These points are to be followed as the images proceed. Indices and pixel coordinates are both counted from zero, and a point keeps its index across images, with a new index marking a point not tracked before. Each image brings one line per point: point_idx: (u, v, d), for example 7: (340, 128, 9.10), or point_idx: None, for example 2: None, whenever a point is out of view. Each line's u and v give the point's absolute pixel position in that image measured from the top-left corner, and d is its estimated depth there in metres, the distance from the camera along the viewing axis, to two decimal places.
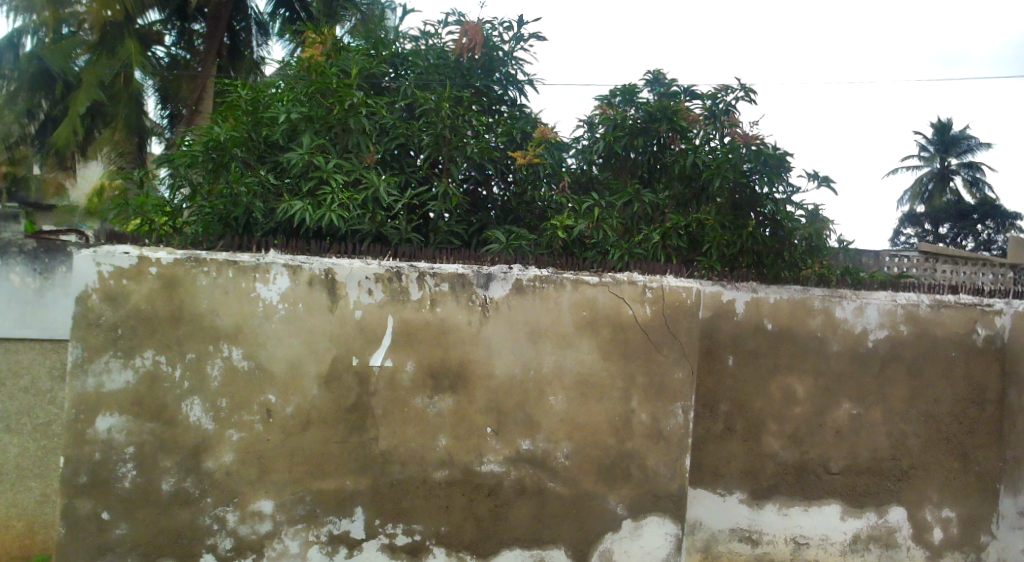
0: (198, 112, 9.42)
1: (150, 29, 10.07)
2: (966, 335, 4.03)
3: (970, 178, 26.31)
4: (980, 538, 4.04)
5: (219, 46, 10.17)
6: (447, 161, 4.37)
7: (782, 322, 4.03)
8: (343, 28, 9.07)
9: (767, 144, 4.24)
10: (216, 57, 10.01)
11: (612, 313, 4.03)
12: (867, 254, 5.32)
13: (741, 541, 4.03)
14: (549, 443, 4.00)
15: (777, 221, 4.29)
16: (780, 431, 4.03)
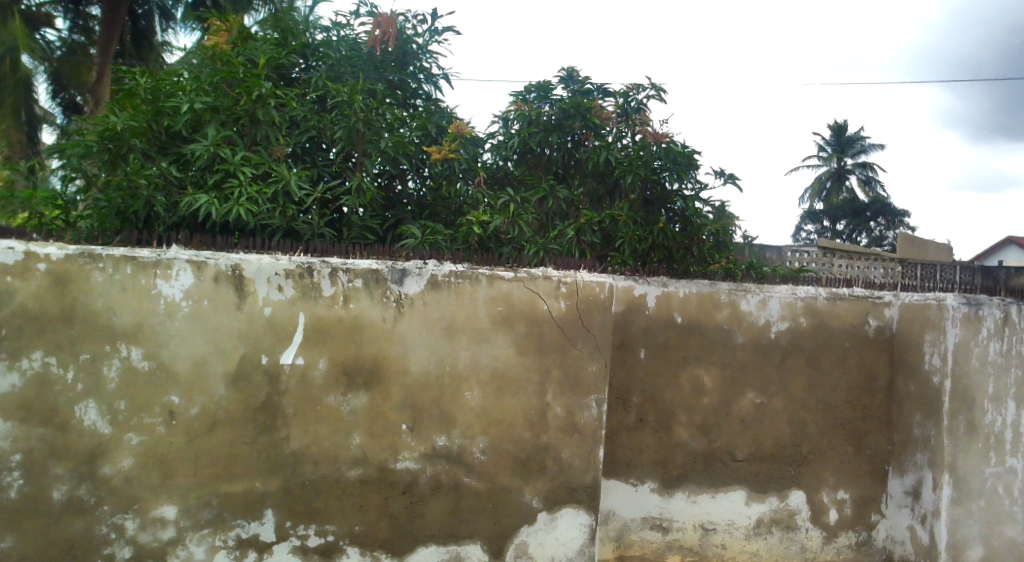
0: (94, 100, 8.99)
1: (39, 11, 9.69)
2: (858, 326, 4.22)
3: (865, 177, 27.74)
4: (871, 517, 4.23)
5: (118, 33, 9.74)
6: (361, 155, 4.30)
7: (691, 315, 4.15)
8: (248, 18, 8.86)
9: (677, 142, 4.35)
10: (114, 44, 9.60)
11: (527, 307, 4.06)
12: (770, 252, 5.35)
13: (652, 529, 4.12)
14: (465, 438, 3.99)
15: (686, 217, 4.37)
16: (689, 421, 4.15)
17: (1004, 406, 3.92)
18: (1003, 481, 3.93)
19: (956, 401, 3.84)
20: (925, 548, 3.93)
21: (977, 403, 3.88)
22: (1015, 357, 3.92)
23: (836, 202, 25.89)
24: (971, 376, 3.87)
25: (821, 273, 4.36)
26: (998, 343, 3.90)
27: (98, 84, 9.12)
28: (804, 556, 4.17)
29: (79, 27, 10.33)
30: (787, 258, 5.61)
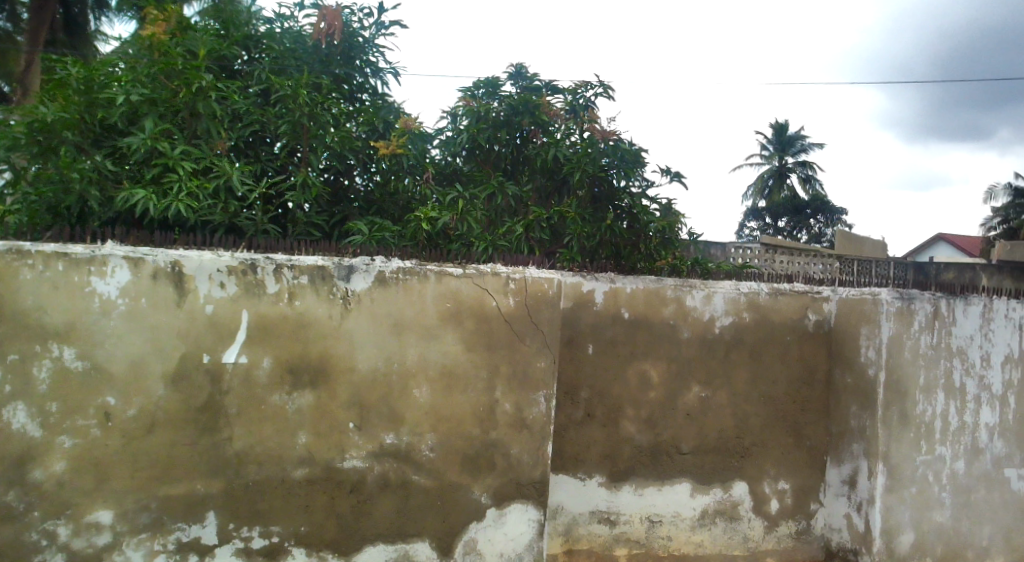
0: (24, 89, 8.66)
1: None
2: (798, 320, 4.33)
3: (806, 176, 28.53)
4: (810, 506, 4.35)
5: (48, 20, 9.43)
6: (306, 150, 4.23)
7: (638, 311, 4.19)
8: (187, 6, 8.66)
9: (624, 139, 4.41)
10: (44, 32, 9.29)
11: (475, 304, 4.05)
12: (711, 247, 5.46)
13: (600, 522, 4.16)
14: (414, 435, 3.96)
15: (634, 214, 4.49)
16: (636, 415, 4.20)
17: (934, 397, 4.06)
18: (934, 469, 4.08)
19: (890, 392, 3.97)
20: (860, 535, 4.07)
21: (909, 394, 4.02)
22: (944, 349, 4.07)
23: (778, 200, 26.58)
24: (904, 368, 4.00)
25: (764, 269, 4.47)
26: (928, 336, 4.05)
27: (27, 72, 8.80)
28: (746, 546, 4.27)
29: (6, 14, 9.83)
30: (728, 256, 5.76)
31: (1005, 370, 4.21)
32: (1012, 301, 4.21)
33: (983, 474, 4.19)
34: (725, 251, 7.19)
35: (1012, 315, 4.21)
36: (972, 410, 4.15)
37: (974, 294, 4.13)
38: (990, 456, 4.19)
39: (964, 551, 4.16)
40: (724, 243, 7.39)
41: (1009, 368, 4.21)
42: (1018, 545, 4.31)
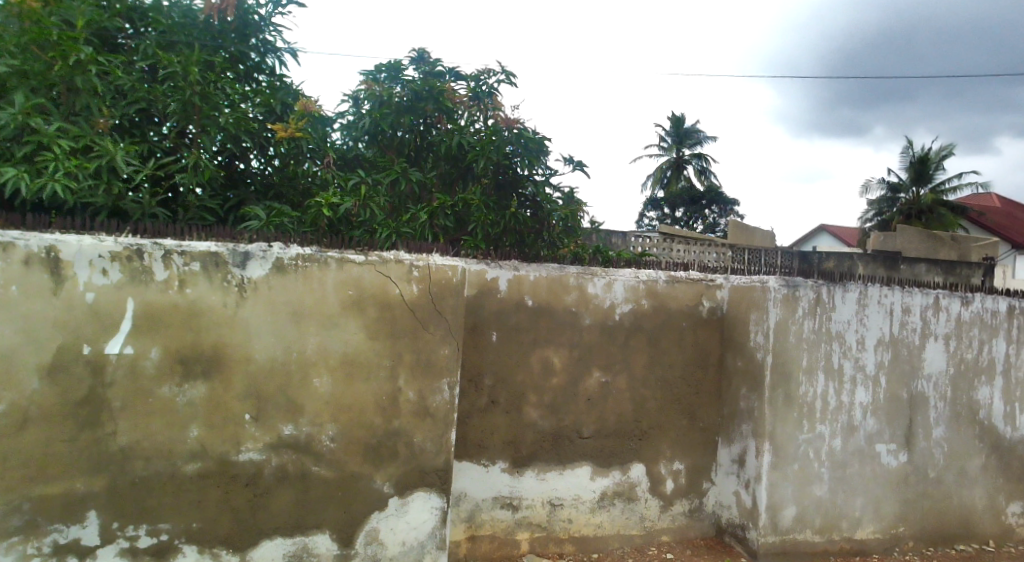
0: None
1: None
2: (694, 307, 4.50)
3: (700, 167, 29.70)
4: (702, 484, 4.55)
5: None
6: (198, 131, 4.05)
7: (541, 298, 4.24)
8: None
9: (527, 128, 4.47)
10: None
11: (378, 292, 3.98)
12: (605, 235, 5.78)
13: (502, 507, 4.20)
14: (313, 426, 3.87)
15: (538, 202, 4.57)
16: (539, 401, 4.26)
17: (815, 378, 4.32)
18: (814, 446, 4.34)
19: (776, 375, 4.19)
20: (748, 511, 4.29)
21: (793, 376, 4.25)
22: (825, 333, 4.32)
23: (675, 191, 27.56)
24: (789, 351, 4.23)
25: (661, 258, 4.63)
26: (810, 321, 4.29)
27: None
28: (643, 525, 4.42)
29: None
30: None
31: (878, 353, 4.50)
32: (884, 288, 4.51)
33: (857, 450, 4.48)
34: (626, 241, 7.32)
35: (886, 301, 4.51)
36: (849, 390, 4.43)
37: (851, 281, 4.41)
38: (864, 432, 4.49)
39: (840, 522, 4.45)
40: (625, 234, 7.63)
41: (881, 350, 4.51)
42: (886, 514, 4.60)
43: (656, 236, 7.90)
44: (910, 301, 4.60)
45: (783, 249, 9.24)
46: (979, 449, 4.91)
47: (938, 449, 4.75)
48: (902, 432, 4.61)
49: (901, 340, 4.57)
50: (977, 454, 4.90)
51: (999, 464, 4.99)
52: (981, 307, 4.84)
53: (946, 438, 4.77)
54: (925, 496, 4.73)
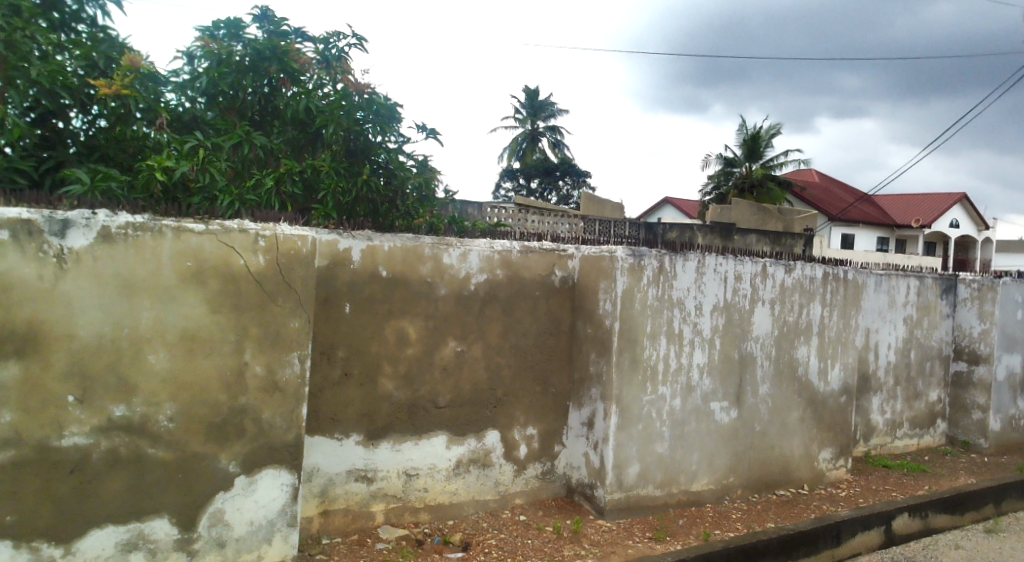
0: None
1: None
2: (546, 276, 4.71)
3: None
4: (554, 448, 4.83)
5: None
6: (4, 84, 3.63)
7: (395, 269, 4.19)
8: None
9: (378, 94, 4.87)
10: None
11: (221, 264, 3.61)
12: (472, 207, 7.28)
13: (356, 481, 4.15)
14: (149, 406, 3.43)
15: (391, 170, 4.86)
16: (393, 372, 4.23)
17: (658, 341, 4.59)
18: (656, 407, 4.64)
19: (623, 340, 4.42)
20: (596, 470, 4.56)
21: (638, 340, 4.49)
22: (667, 300, 4.59)
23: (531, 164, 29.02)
24: (635, 317, 4.46)
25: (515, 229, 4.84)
26: (654, 289, 4.53)
27: None
28: (497, 490, 4.61)
29: None
30: (488, 213, 7.54)
31: (714, 317, 4.84)
32: (719, 257, 4.86)
33: (694, 408, 4.82)
34: (481, 211, 7.35)
35: (721, 268, 4.87)
36: (688, 353, 4.74)
37: (690, 251, 4.72)
38: (700, 392, 4.84)
39: (678, 477, 4.80)
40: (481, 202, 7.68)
41: (716, 315, 4.85)
42: (718, 467, 5.01)
43: (511, 207, 8.02)
44: (741, 269, 4.98)
45: (632, 222, 9.71)
46: (799, 403, 5.42)
47: (763, 405, 5.20)
48: (733, 390, 5.01)
49: (733, 306, 4.94)
50: (797, 408, 5.40)
51: (814, 416, 5.54)
52: (801, 273, 5.32)
53: (771, 394, 5.24)
54: (752, 448, 5.19)
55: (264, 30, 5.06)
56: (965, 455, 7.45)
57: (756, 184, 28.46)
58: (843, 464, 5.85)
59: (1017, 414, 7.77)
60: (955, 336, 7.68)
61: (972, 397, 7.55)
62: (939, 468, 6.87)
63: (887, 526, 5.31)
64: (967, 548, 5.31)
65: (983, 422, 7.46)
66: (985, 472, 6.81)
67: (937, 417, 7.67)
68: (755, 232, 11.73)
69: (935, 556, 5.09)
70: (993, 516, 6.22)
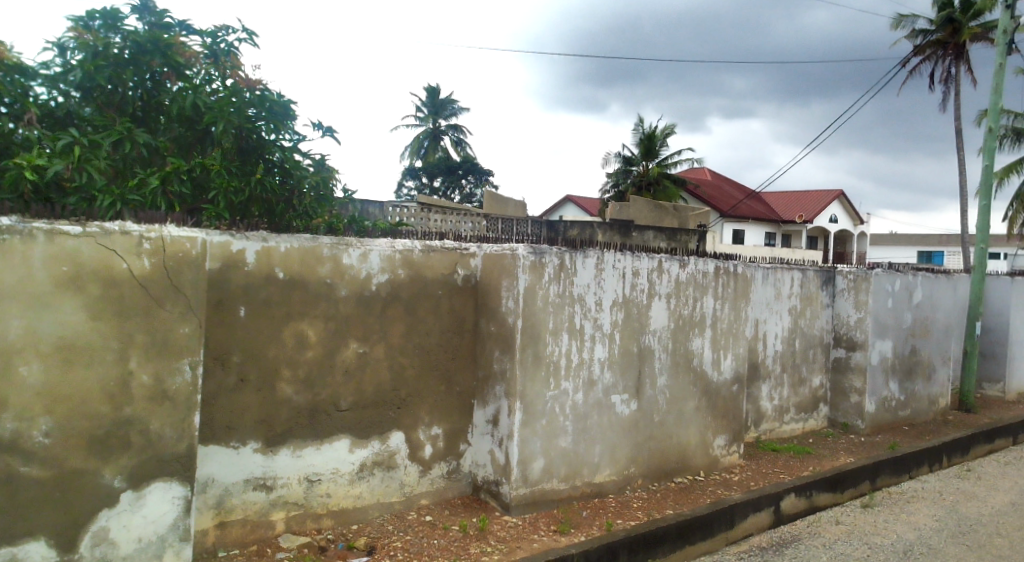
0: None
1: None
2: (448, 275, 4.76)
3: None
4: (459, 447, 4.89)
5: None
6: None
7: (292, 270, 4.10)
8: None
9: (270, 91, 4.77)
10: None
11: (100, 268, 3.39)
12: (374, 206, 7.17)
13: (255, 490, 4.03)
14: (20, 421, 3.18)
15: (286, 169, 4.76)
16: (293, 376, 4.14)
17: (560, 337, 4.75)
18: (559, 401, 4.80)
19: (525, 337, 4.54)
20: (501, 467, 4.67)
21: (540, 337, 4.63)
22: (568, 296, 4.76)
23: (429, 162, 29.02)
24: (536, 314, 4.59)
25: (416, 229, 4.86)
26: (556, 286, 4.69)
27: None
28: (402, 491, 4.61)
29: None
30: (389, 212, 7.46)
31: (613, 312, 5.06)
32: (617, 254, 5.08)
33: (596, 402, 5.03)
34: (383, 211, 7.27)
35: (619, 265, 5.09)
36: (589, 347, 4.94)
37: (589, 248, 4.90)
38: (602, 386, 5.05)
39: (581, 469, 4.99)
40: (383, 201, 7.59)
41: (615, 310, 5.08)
42: (620, 458, 5.25)
43: (413, 206, 7.99)
44: (638, 265, 5.24)
45: (534, 220, 9.93)
46: (694, 393, 5.76)
47: (661, 396, 5.50)
48: (632, 383, 5.26)
49: (631, 300, 5.19)
50: (692, 398, 5.74)
51: (708, 405, 5.91)
52: (694, 269, 5.65)
53: (667, 385, 5.54)
54: (651, 438, 5.47)
55: (145, 21, 4.81)
56: (846, 435, 8.18)
57: (648, 184, 29.71)
58: (736, 449, 6.28)
59: (890, 395, 8.62)
60: (834, 325, 8.39)
61: (851, 382, 8.31)
62: (822, 449, 7.50)
63: (775, 508, 5.75)
64: (847, 524, 5.86)
65: (860, 404, 8.21)
66: (863, 451, 7.51)
67: (820, 401, 8.36)
68: (652, 229, 12.27)
69: (817, 534, 5.57)
70: (869, 492, 6.86)
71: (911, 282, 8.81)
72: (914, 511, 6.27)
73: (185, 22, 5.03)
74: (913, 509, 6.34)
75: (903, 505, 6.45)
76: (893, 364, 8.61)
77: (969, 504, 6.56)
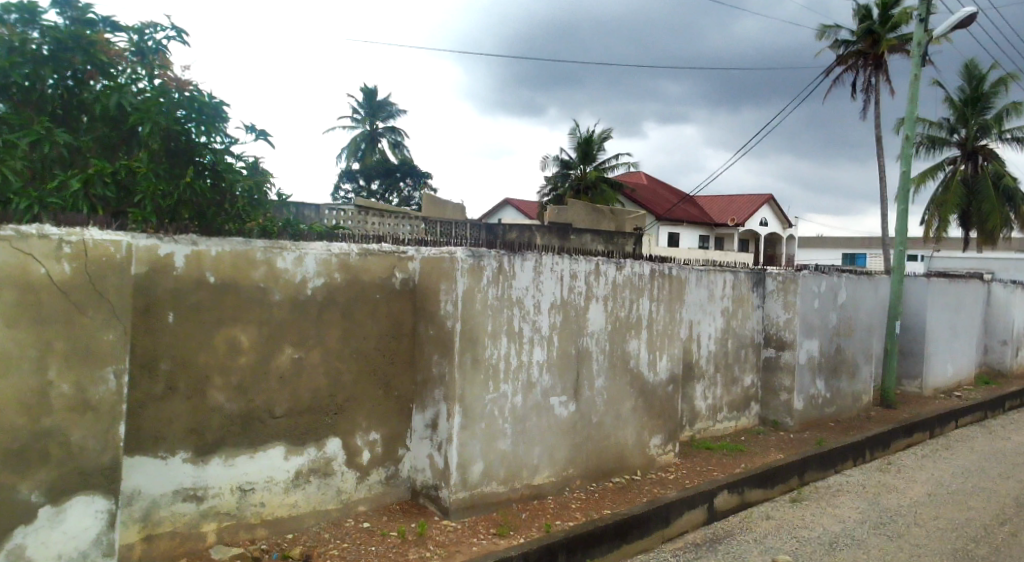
0: None
1: None
2: (386, 279, 4.75)
3: None
4: (398, 451, 4.87)
5: None
6: None
7: (224, 274, 4.00)
8: None
9: (200, 92, 4.63)
10: None
11: (16, 273, 3.23)
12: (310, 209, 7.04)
13: (184, 501, 3.91)
14: None
15: (218, 171, 4.63)
16: (225, 383, 4.03)
17: (499, 340, 4.81)
18: (498, 404, 4.85)
19: (464, 340, 4.58)
20: (440, 471, 4.68)
21: (479, 340, 4.68)
22: (507, 299, 4.83)
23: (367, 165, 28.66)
24: (476, 317, 4.64)
25: (353, 232, 4.82)
26: (494, 289, 4.75)
27: None
28: (339, 498, 4.56)
29: None
30: (325, 214, 7.32)
31: (551, 315, 5.16)
32: (555, 257, 5.18)
33: (535, 404, 5.11)
34: (318, 213, 7.16)
35: (556, 268, 5.19)
36: (528, 350, 5.02)
37: (528, 252, 4.98)
38: (541, 388, 5.14)
39: (520, 471, 5.06)
40: (318, 203, 7.45)
41: (553, 313, 5.18)
42: (558, 459, 5.35)
43: (350, 209, 7.90)
44: (576, 268, 5.36)
45: (473, 223, 9.95)
46: (630, 394, 5.92)
47: (599, 397, 5.63)
48: (571, 384, 5.37)
49: (569, 303, 5.30)
50: (628, 399, 5.90)
51: (644, 405, 6.08)
52: (630, 271, 5.81)
53: (605, 387, 5.68)
54: (588, 439, 5.59)
55: (65, 15, 4.61)
56: (775, 432, 8.56)
57: (582, 187, 30.39)
58: (671, 448, 6.49)
59: (816, 393, 9.07)
60: (765, 325, 8.77)
61: (780, 380, 8.70)
62: (754, 447, 7.83)
63: (709, 505, 5.97)
64: (777, 518, 6.14)
65: (789, 402, 8.60)
66: (793, 447, 7.87)
67: (752, 400, 8.71)
68: (590, 231, 12.48)
69: (748, 529, 5.82)
70: (798, 487, 7.20)
71: (834, 283, 9.31)
72: (839, 504, 6.63)
73: (110, 18, 4.84)
74: (837, 502, 6.71)
75: (829, 499, 6.81)
76: (819, 362, 9.06)
77: (889, 496, 6.98)
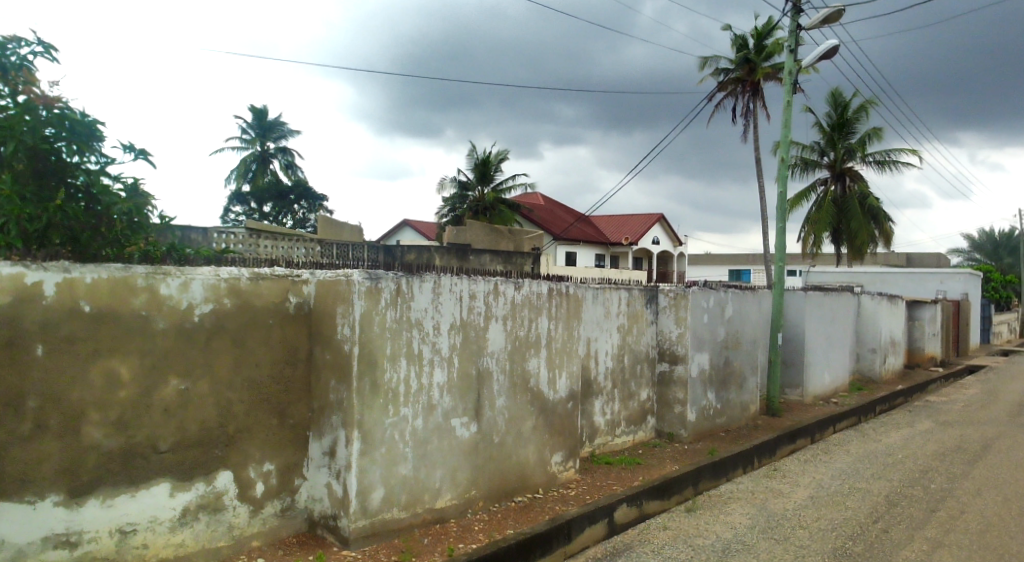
0: None
1: None
2: (279, 303, 4.65)
3: None
4: (294, 482, 4.74)
5: None
6: None
7: (100, 302, 3.78)
8: None
9: (71, 110, 4.38)
10: None
11: None
12: (195, 232, 6.74)
13: (55, 548, 3.63)
14: None
15: (92, 193, 4.37)
16: (102, 419, 3.79)
17: (398, 363, 4.82)
18: (399, 428, 4.85)
19: (362, 364, 4.56)
20: (339, 499, 4.61)
21: (378, 364, 4.67)
22: (405, 321, 4.85)
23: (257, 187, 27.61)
24: (373, 341, 4.63)
25: (244, 257, 4.69)
26: (392, 311, 4.76)
27: None
28: (231, 534, 4.38)
29: None
30: (213, 237, 7.02)
31: (451, 336, 5.23)
32: (453, 278, 5.27)
33: (435, 426, 5.15)
34: (206, 236, 6.87)
35: (455, 289, 5.27)
36: (427, 372, 5.05)
37: (425, 273, 5.05)
38: (441, 410, 5.18)
39: (422, 495, 5.06)
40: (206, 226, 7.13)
41: (453, 334, 5.25)
42: (461, 481, 5.39)
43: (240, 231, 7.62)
44: (474, 288, 5.46)
45: (370, 246, 9.84)
46: (531, 412, 6.08)
47: (500, 416, 5.75)
48: (471, 405, 5.45)
49: (469, 324, 5.38)
50: (529, 417, 6.06)
51: (545, 423, 6.25)
52: (528, 291, 5.99)
53: (506, 406, 5.80)
54: (490, 458, 5.67)
55: None
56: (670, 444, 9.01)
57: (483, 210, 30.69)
58: (572, 464, 6.70)
59: (707, 404, 9.63)
60: (658, 341, 9.25)
61: (674, 394, 9.17)
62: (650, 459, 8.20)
63: (609, 519, 6.20)
64: (672, 528, 6.47)
65: (682, 414, 9.09)
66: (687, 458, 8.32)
67: (647, 413, 9.12)
68: (488, 252, 12.60)
69: (646, 541, 6.10)
70: (692, 496, 7.62)
71: (720, 299, 9.94)
72: (729, 511, 7.09)
73: None
74: (728, 509, 7.17)
75: (720, 507, 7.26)
76: (708, 375, 9.63)
77: (775, 501, 7.53)
